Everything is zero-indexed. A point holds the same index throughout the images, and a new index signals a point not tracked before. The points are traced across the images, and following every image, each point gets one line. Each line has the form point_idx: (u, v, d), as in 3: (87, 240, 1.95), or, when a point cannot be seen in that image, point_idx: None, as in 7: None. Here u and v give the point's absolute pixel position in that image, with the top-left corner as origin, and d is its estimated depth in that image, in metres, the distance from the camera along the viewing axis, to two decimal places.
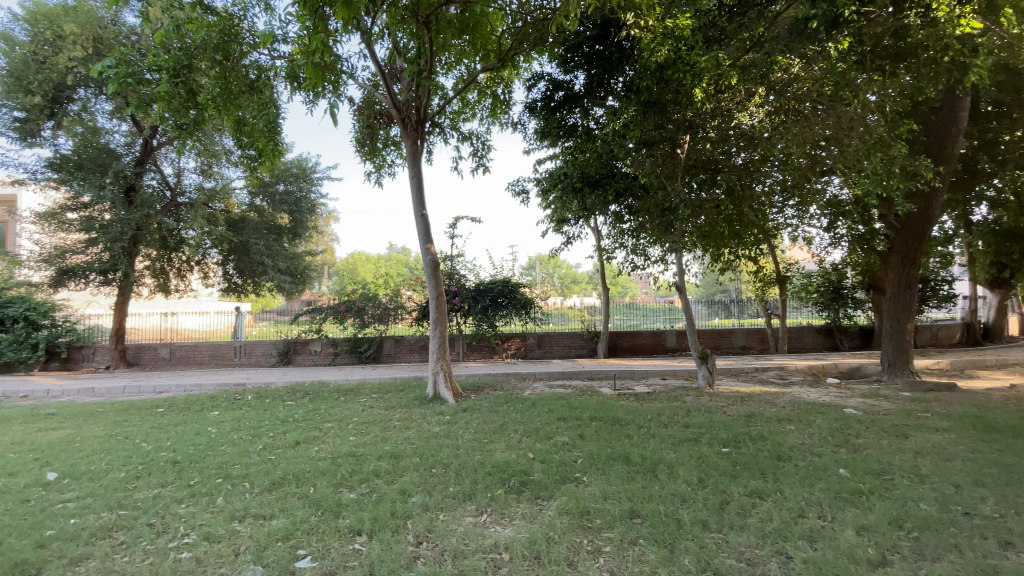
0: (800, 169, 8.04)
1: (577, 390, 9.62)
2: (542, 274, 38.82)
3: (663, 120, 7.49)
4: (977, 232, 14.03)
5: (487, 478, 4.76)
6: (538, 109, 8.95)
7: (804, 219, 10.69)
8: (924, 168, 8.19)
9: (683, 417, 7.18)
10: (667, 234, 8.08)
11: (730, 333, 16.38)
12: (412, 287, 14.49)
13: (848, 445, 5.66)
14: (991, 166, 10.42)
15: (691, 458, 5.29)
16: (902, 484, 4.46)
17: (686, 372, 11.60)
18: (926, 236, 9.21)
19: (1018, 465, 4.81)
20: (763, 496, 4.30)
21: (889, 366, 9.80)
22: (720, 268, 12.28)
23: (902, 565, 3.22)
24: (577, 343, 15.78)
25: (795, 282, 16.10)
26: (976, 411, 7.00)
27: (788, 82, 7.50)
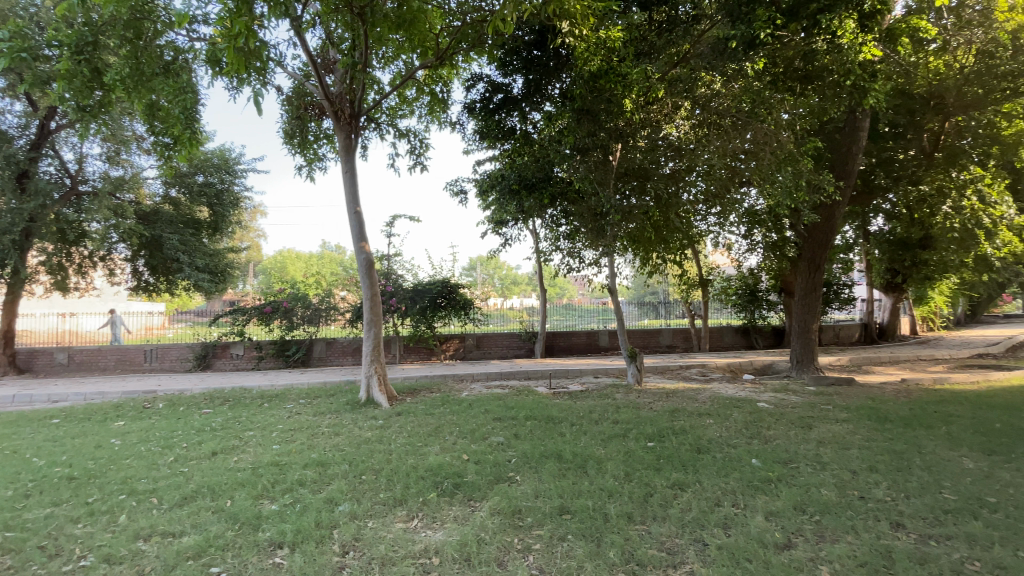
0: (721, 180, 8.58)
1: (513, 390, 9.70)
2: (482, 274, 38.87)
3: (596, 127, 7.76)
4: (874, 241, 15.58)
5: (420, 483, 4.68)
6: (476, 110, 8.93)
7: (725, 227, 11.41)
8: (828, 182, 8.98)
9: (612, 413, 7.45)
10: (600, 237, 8.47)
11: (658, 333, 17.19)
12: (346, 287, 14.00)
13: (759, 437, 6.11)
14: (887, 182, 11.32)
15: (619, 453, 5.49)
16: (806, 471, 4.89)
17: (617, 371, 12.04)
18: (829, 245, 10.16)
19: (903, 452, 5.40)
20: (684, 487, 4.55)
21: (797, 363, 10.69)
22: (648, 271, 12.83)
23: (804, 546, 3.53)
24: (515, 343, 15.91)
25: (716, 285, 17.26)
26: (871, 404, 7.79)
27: (711, 97, 8.03)
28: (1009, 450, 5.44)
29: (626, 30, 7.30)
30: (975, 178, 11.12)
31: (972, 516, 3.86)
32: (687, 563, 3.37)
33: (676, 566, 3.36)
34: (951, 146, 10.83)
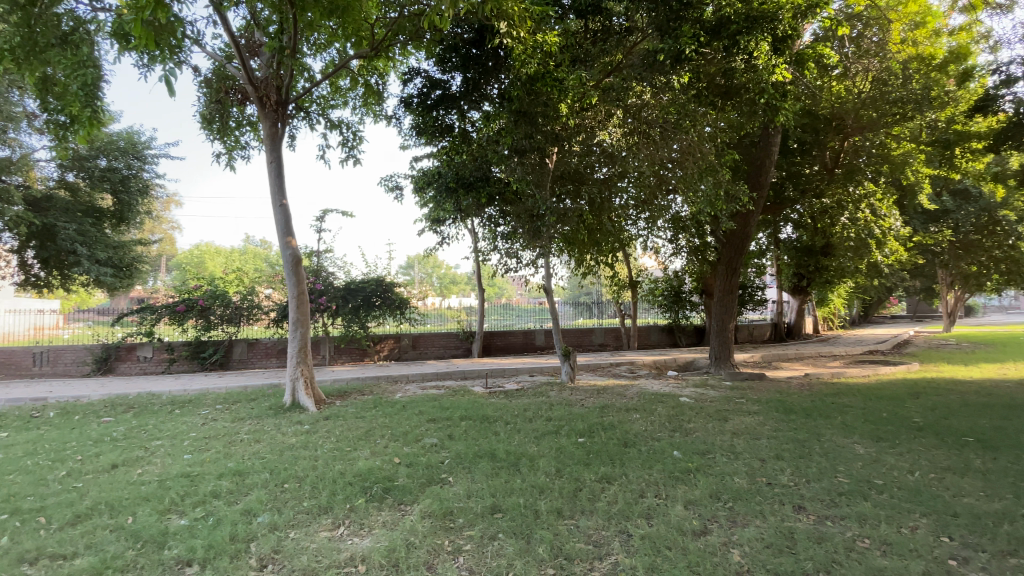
0: (650, 187, 9.25)
1: (448, 391, 9.61)
2: (419, 272, 38.31)
3: (533, 130, 7.83)
4: (783, 247, 16.92)
5: (347, 489, 4.52)
6: (414, 105, 8.69)
7: (653, 232, 12.03)
8: (744, 193, 9.67)
9: (546, 411, 7.60)
10: (537, 238, 8.70)
11: (591, 332, 17.77)
12: (272, 284, 13.31)
13: (680, 430, 6.47)
14: (795, 194, 12.37)
15: (550, 450, 5.59)
16: (721, 461, 5.23)
17: (551, 369, 12.31)
18: (744, 250, 10.93)
19: (805, 440, 5.92)
20: (611, 480, 4.72)
21: (715, 360, 11.45)
22: (583, 272, 13.24)
23: (718, 532, 3.77)
24: (453, 343, 15.83)
25: (645, 286, 18.13)
26: (780, 397, 8.50)
27: (641, 107, 8.34)
28: (892, 436, 6.11)
29: (562, 35, 7.43)
30: (869, 193, 12.51)
31: (862, 497, 4.28)
32: (612, 554, 3.50)
33: (602, 557, 3.48)
34: (849, 165, 12.10)
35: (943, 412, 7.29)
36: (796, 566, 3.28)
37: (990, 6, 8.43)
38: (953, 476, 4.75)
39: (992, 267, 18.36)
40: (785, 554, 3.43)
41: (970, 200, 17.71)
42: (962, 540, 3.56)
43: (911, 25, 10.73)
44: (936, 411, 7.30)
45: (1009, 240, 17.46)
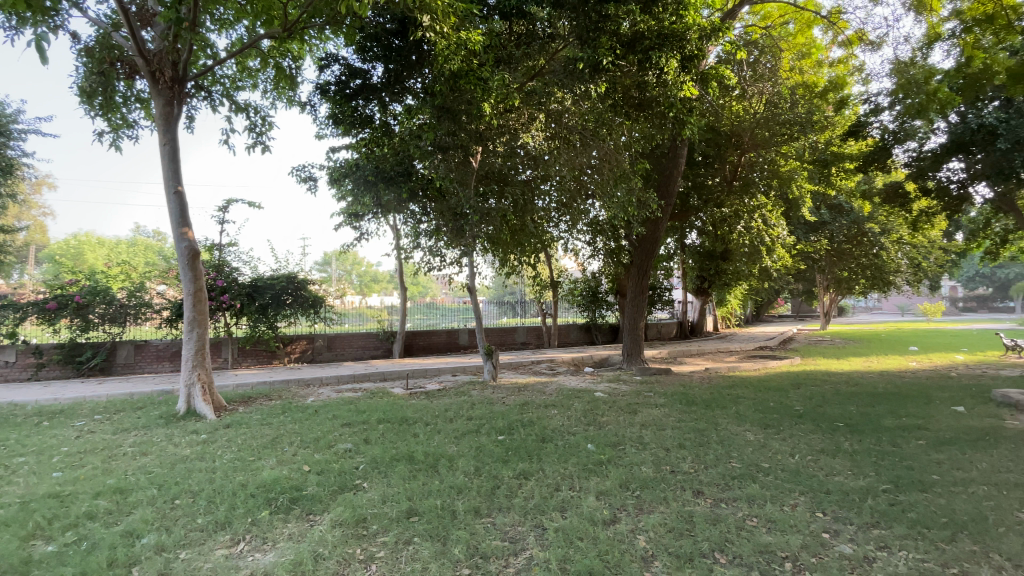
0: (570, 190, 9.96)
1: (365, 393, 9.28)
2: (337, 271, 36.72)
3: (456, 128, 7.81)
4: (688, 252, 18.31)
5: (249, 502, 4.20)
6: (331, 93, 8.22)
7: (573, 234, 12.60)
8: (653, 201, 10.31)
9: (467, 410, 7.59)
10: (460, 237, 8.81)
11: (514, 330, 18.07)
12: (165, 280, 11.92)
13: (594, 423, 6.75)
14: (698, 203, 13.50)
15: (470, 449, 5.60)
16: (631, 452, 5.53)
17: (474, 368, 12.33)
18: (654, 254, 11.67)
19: (704, 430, 6.43)
20: (528, 476, 4.82)
21: (628, 356, 12.12)
22: (507, 271, 13.44)
23: (626, 520, 3.97)
24: (372, 343, 15.31)
25: (565, 286, 18.81)
26: (684, 390, 9.16)
27: (561, 113, 8.64)
28: (777, 423, 6.80)
29: (487, 35, 7.28)
30: (762, 206, 13.62)
31: (751, 480, 4.72)
32: (527, 549, 3.56)
33: (517, 553, 3.53)
34: (745, 177, 13.18)
35: (819, 401, 8.23)
36: (695, 547, 3.53)
37: (864, 43, 9.62)
38: (826, 457, 5.38)
39: (859, 272, 21.12)
40: (685, 537, 3.69)
41: (844, 213, 20.11)
42: (833, 514, 4.03)
43: (797, 55, 11.76)
44: (813, 400, 8.23)
45: (874, 249, 20.19)
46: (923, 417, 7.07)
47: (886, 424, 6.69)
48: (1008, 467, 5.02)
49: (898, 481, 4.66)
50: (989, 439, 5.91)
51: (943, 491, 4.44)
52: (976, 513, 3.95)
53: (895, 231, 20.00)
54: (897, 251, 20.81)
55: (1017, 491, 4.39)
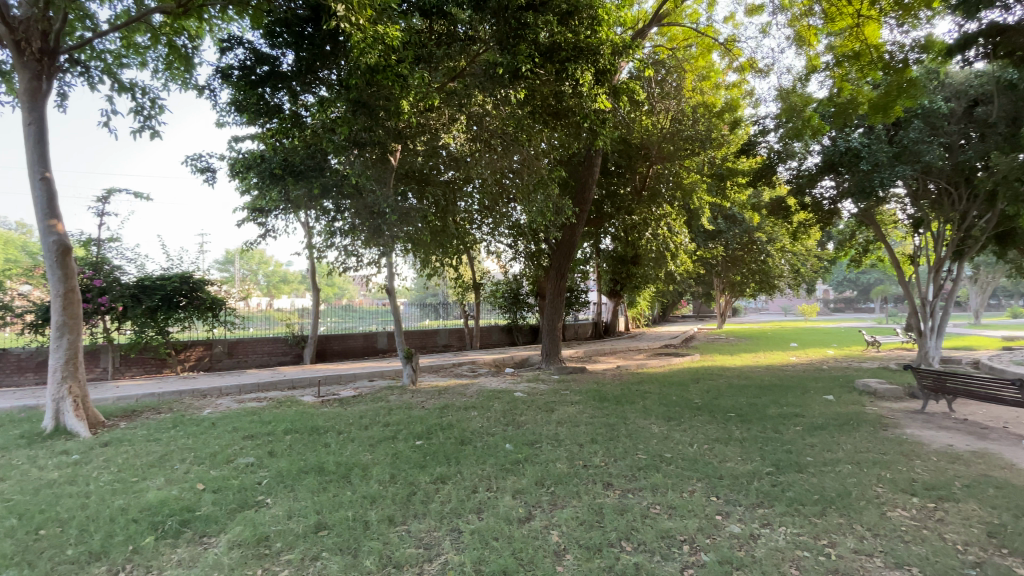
0: (493, 193, 10.27)
1: (271, 403, 8.67)
2: (241, 271, 34.00)
3: (373, 124, 7.51)
4: (603, 257, 19.34)
5: (130, 528, 3.75)
6: (233, 78, 7.62)
7: (495, 236, 12.86)
8: (568, 207, 10.61)
9: (383, 416, 7.38)
10: (378, 237, 8.58)
11: (435, 333, 17.88)
12: (30, 279, 10.32)
13: (513, 423, 6.86)
14: (611, 210, 14.28)
15: (385, 457, 5.43)
16: (546, 449, 5.69)
17: (392, 372, 11.98)
18: (571, 256, 12.08)
19: (615, 424, 6.78)
20: (445, 480, 4.78)
21: (547, 356, 12.45)
22: (428, 273, 13.34)
23: (540, 516, 4.08)
24: (280, 349, 14.49)
25: (487, 288, 19.00)
26: (598, 387, 9.59)
27: (483, 116, 8.76)
28: (679, 416, 7.33)
29: (405, 31, 6.90)
30: (667, 214, 14.48)
31: (656, 469, 5.06)
32: (442, 554, 3.52)
33: (432, 558, 3.49)
34: (653, 188, 13.96)
35: (715, 394, 9.01)
36: (603, 538, 3.70)
37: (754, 70, 10.69)
38: (721, 445, 5.88)
39: (750, 277, 23.52)
40: (595, 528, 3.85)
41: (738, 223, 21.85)
42: (725, 497, 4.43)
43: (699, 77, 12.58)
44: (710, 393, 8.99)
45: (762, 256, 22.43)
46: (801, 405, 7.99)
47: (771, 412, 7.47)
48: (866, 447, 5.81)
49: (779, 463, 5.22)
50: (851, 423, 6.82)
51: (815, 470, 5.04)
52: (841, 489, 4.52)
53: (778, 240, 22.42)
54: (780, 257, 23.34)
55: (873, 468, 5.09)
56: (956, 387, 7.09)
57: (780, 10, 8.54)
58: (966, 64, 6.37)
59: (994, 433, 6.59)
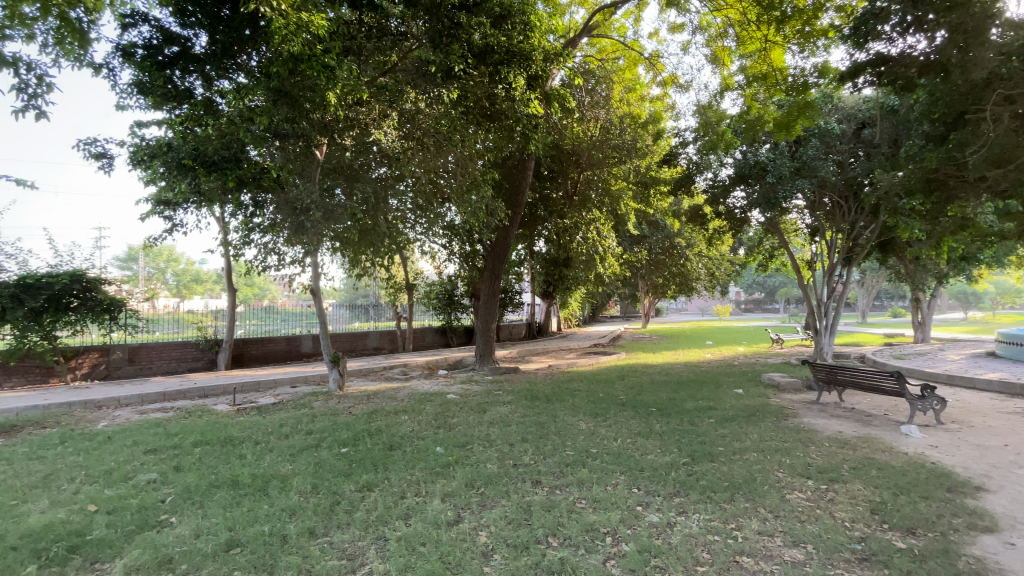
0: (427, 194, 10.12)
1: (179, 413, 7.96)
2: (146, 269, 30.95)
3: (297, 115, 7.14)
4: (537, 258, 19.76)
5: (5, 557, 3.30)
6: (136, 57, 6.90)
7: (430, 237, 12.69)
8: (501, 209, 10.59)
9: (306, 424, 7.02)
10: (300, 234, 8.17)
11: (365, 335, 17.33)
12: None
13: (444, 426, 6.78)
14: (545, 214, 14.86)
15: (307, 466, 5.17)
16: (477, 450, 5.69)
17: (317, 377, 11.42)
18: (505, 258, 12.18)
19: (545, 422, 6.91)
20: (372, 487, 4.63)
21: (480, 357, 12.48)
22: (358, 273, 12.94)
23: (469, 518, 4.06)
24: (189, 355, 13.34)
25: (421, 289, 18.73)
26: (530, 387, 9.73)
27: (415, 114, 8.76)
28: (606, 412, 7.62)
29: (334, 22, 6.56)
30: (597, 219, 14.79)
31: (582, 465, 5.22)
32: (366, 564, 3.41)
33: (355, 569, 3.36)
34: (583, 193, 14.46)
35: (639, 390, 9.46)
36: (531, 535, 3.76)
37: (675, 85, 11.34)
38: (642, 439, 6.18)
39: (671, 280, 25.01)
40: (523, 526, 3.91)
41: (660, 229, 23.28)
42: (646, 488, 4.66)
43: (626, 88, 12.86)
44: (635, 390, 9.42)
45: (682, 260, 23.81)
46: (715, 399, 8.59)
47: (688, 407, 7.96)
48: (770, 436, 6.36)
49: (694, 454, 5.58)
50: (758, 415, 7.42)
51: (726, 459, 5.43)
52: (748, 476, 4.90)
53: (696, 245, 23.94)
54: (697, 261, 24.97)
55: (776, 455, 5.58)
56: (846, 379, 7.92)
57: (700, 30, 9.10)
58: (856, 90, 7.12)
59: (875, 419, 7.44)
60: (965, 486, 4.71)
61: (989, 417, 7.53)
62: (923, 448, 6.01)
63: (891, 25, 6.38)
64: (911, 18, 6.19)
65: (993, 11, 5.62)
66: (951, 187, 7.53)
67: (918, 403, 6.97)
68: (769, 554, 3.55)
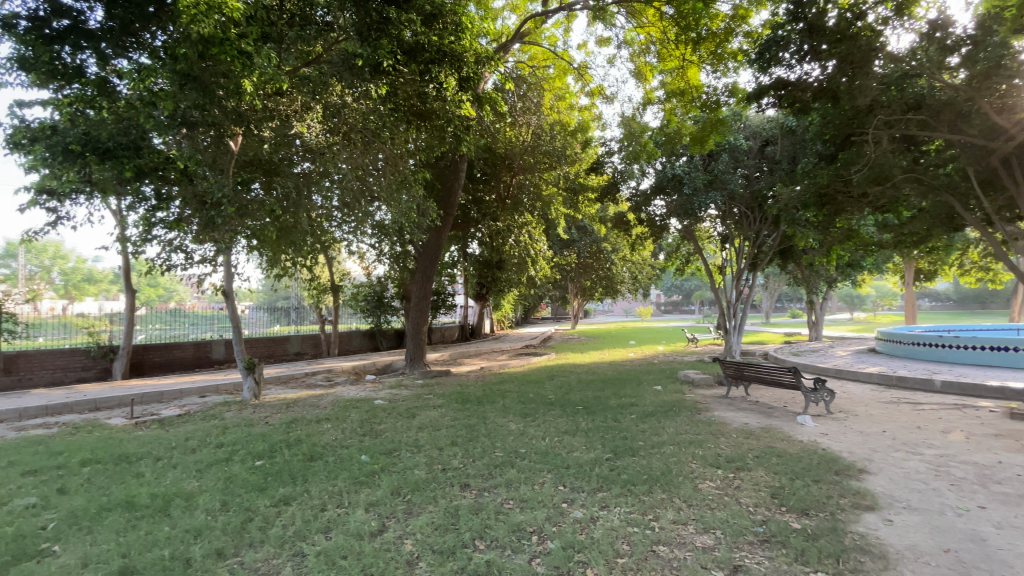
0: (354, 192, 9.24)
1: (63, 429, 7.07)
2: (25, 267, 27.32)
3: (209, 103, 6.59)
4: (470, 260, 19.75)
5: None
6: (17, 29, 6.02)
7: (358, 236, 12.23)
8: (432, 210, 10.38)
9: (217, 436, 6.50)
10: (211, 230, 7.60)
11: (286, 340, 16.41)
12: None
13: (371, 433, 6.55)
14: (477, 216, 14.97)
15: (217, 482, 4.79)
16: (404, 456, 5.55)
17: (230, 386, 10.61)
18: (437, 259, 12.00)
19: (475, 425, 6.89)
20: (289, 501, 4.37)
21: (411, 361, 12.24)
22: (279, 274, 12.22)
23: (394, 527, 3.95)
24: (78, 364, 11.91)
25: (347, 290, 18.04)
26: (460, 389, 9.67)
27: (342, 108, 8.59)
28: (535, 412, 7.75)
29: (252, 4, 6.14)
30: (529, 224, 15.24)
31: (510, 466, 5.26)
32: None
33: None
34: (515, 198, 14.56)
35: (567, 389, 9.72)
36: (457, 540, 3.72)
37: (602, 96, 11.78)
38: (569, 437, 6.35)
39: (598, 283, 25.99)
40: (449, 531, 3.86)
41: (588, 234, 24.10)
42: (571, 485, 4.78)
43: (556, 96, 12.91)
44: (563, 389, 9.67)
45: (608, 264, 24.88)
46: (637, 396, 9.01)
47: (613, 404, 8.29)
48: (685, 430, 6.77)
49: (617, 449, 5.81)
50: (675, 410, 7.88)
51: (646, 453, 5.71)
52: (665, 468, 5.18)
53: (621, 250, 25.01)
54: (623, 266, 26.12)
55: (690, 447, 5.94)
56: (751, 375, 8.61)
57: (624, 45, 9.52)
58: (761, 110, 7.77)
59: (776, 411, 8.16)
60: (850, 469, 5.28)
61: (869, 407, 8.50)
62: (816, 436, 6.67)
63: (790, 53, 7.03)
64: (807, 48, 6.83)
65: (876, 45, 6.39)
66: (839, 203, 8.48)
67: (811, 395, 7.72)
68: (683, 542, 3.76)
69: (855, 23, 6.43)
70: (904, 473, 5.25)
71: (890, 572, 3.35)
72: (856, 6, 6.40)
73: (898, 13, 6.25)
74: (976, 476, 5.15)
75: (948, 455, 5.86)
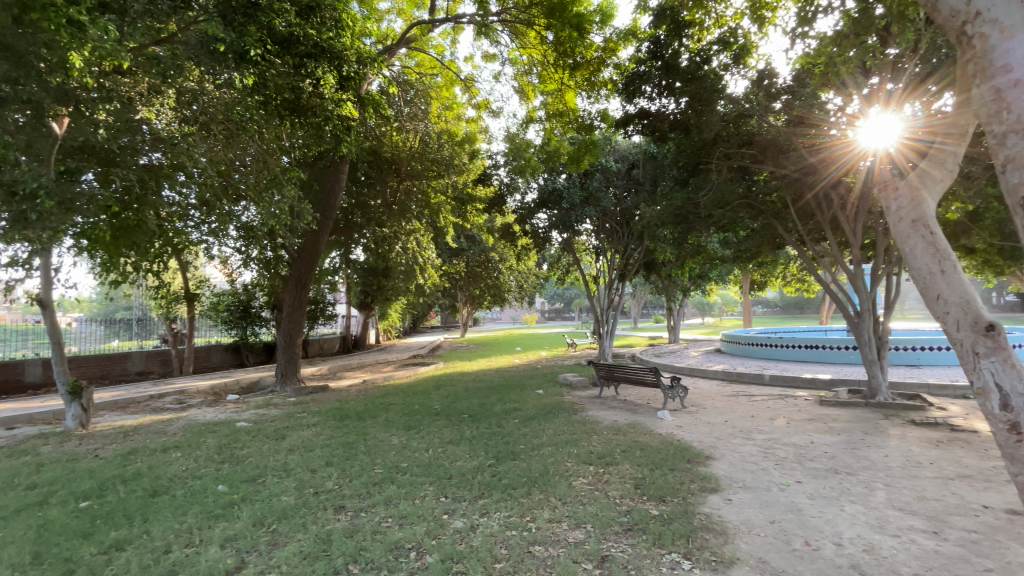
0: (217, 189, 8.77)
1: None
2: None
3: (23, 76, 5.47)
4: (354, 267, 18.82)
5: None
6: None
7: (220, 238, 11.02)
8: (307, 212, 9.73)
9: (26, 475, 5.36)
10: (22, 227, 6.27)
11: (125, 357, 14.15)
12: None
13: (231, 459, 5.89)
14: (361, 220, 14.58)
15: (25, 532, 3.94)
16: (271, 482, 5.07)
17: (49, 415, 8.84)
18: (314, 266, 11.23)
19: (353, 442, 6.54)
20: (123, 546, 3.75)
21: (282, 377, 11.27)
22: (116, 280, 10.58)
23: (255, 561, 3.58)
24: None
25: (206, 299, 16.28)
26: (338, 405, 9.12)
27: (200, 94, 7.69)
28: (419, 423, 7.59)
29: None
30: (416, 230, 15.07)
31: (390, 482, 5.08)
32: None
33: None
34: (402, 203, 14.30)
35: (453, 398, 9.67)
36: (329, 567, 3.49)
37: (488, 109, 12.04)
38: (452, 447, 6.31)
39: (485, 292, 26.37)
40: (320, 559, 3.61)
41: (477, 244, 24.38)
42: (453, 495, 4.76)
43: (443, 105, 12.62)
44: (448, 398, 9.60)
45: (495, 273, 25.36)
46: (520, 401, 9.27)
47: (496, 410, 8.42)
48: (562, 431, 7.12)
49: (498, 455, 5.91)
50: (554, 412, 8.26)
51: (525, 456, 5.90)
52: (542, 469, 5.41)
53: (508, 260, 25.67)
54: (510, 274, 26.84)
55: (567, 447, 6.27)
56: (620, 376, 9.37)
57: (508, 63, 9.83)
58: (627, 136, 8.58)
59: (642, 408, 8.94)
60: (699, 457, 5.98)
61: (716, 400, 9.70)
62: (673, 429, 7.44)
63: (650, 87, 7.94)
64: (665, 83, 7.76)
65: (718, 86, 7.39)
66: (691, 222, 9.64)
67: (669, 392, 8.60)
68: (557, 539, 3.95)
69: (702, 66, 7.43)
70: (741, 457, 6.08)
71: (729, 545, 3.85)
72: (703, 52, 7.37)
73: (735, 61, 7.34)
74: (794, 455, 6.15)
75: (774, 439, 6.92)
